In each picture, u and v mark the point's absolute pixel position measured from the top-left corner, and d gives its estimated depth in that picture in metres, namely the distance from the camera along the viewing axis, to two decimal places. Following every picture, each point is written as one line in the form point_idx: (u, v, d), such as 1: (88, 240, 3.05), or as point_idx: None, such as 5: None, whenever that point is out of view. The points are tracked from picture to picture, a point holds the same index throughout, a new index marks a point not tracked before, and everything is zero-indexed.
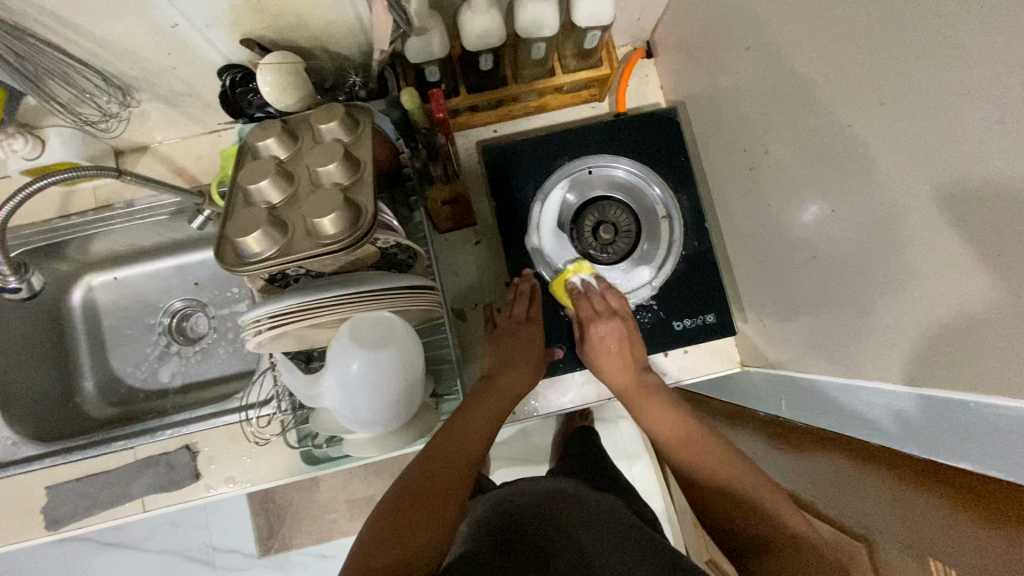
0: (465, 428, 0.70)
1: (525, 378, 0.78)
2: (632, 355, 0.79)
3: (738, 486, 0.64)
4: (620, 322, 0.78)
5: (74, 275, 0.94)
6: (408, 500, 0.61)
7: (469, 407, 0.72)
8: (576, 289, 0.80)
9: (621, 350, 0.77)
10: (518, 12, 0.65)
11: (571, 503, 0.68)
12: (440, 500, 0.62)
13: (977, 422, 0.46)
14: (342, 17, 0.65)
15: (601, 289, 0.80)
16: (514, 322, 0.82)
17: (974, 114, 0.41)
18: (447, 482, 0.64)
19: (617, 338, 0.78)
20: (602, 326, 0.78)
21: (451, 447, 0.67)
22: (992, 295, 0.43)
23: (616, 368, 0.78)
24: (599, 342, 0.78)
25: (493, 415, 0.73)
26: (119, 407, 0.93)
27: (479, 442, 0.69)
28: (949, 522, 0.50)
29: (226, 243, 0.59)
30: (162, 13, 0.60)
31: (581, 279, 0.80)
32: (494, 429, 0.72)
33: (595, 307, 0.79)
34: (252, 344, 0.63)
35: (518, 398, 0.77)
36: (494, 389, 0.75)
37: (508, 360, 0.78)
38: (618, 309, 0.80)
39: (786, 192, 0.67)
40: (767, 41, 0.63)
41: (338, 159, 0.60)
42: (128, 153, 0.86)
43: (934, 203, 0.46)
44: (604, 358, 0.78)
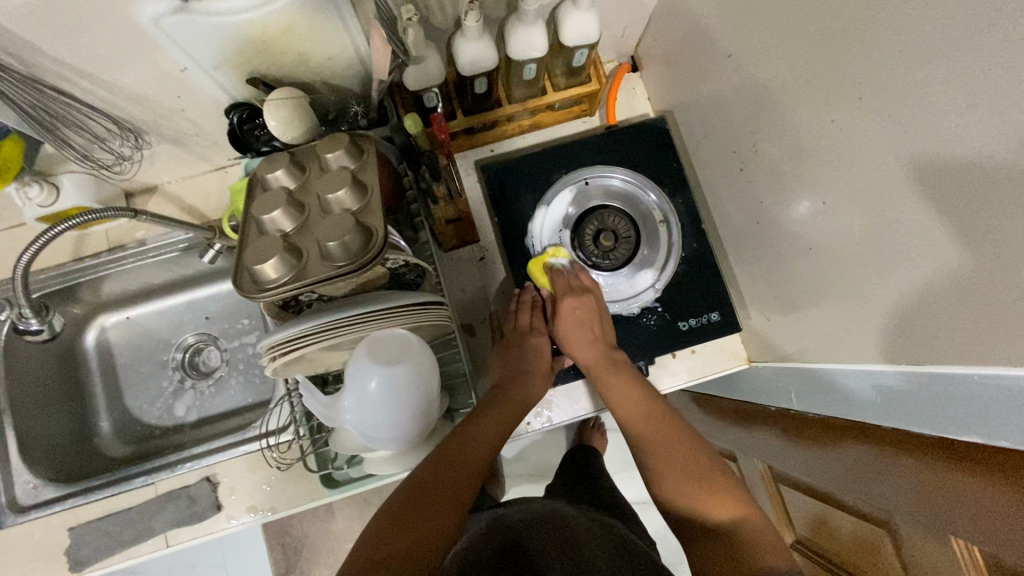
0: (475, 436, 0.70)
1: (534, 387, 0.79)
2: (601, 333, 0.82)
3: (695, 466, 0.70)
4: (594, 299, 0.83)
5: (87, 317, 0.96)
6: (413, 499, 0.61)
7: (480, 416, 0.73)
8: (557, 268, 0.85)
9: (593, 324, 0.82)
10: (509, 37, 0.69)
11: (569, 528, 0.69)
12: (447, 504, 0.62)
13: (981, 396, 0.48)
14: (342, 52, 0.68)
15: (577, 271, 0.85)
16: (520, 331, 0.83)
17: (947, 101, 0.44)
18: (454, 484, 0.64)
19: (588, 313, 0.81)
20: (574, 301, 0.82)
21: (462, 453, 0.68)
22: (981, 273, 0.45)
23: (582, 343, 0.81)
24: (569, 315, 0.81)
25: (503, 419, 0.74)
26: (136, 445, 0.94)
27: (487, 448, 0.70)
28: (969, 501, 0.51)
29: (243, 270, 0.61)
30: (171, 57, 0.63)
31: (563, 263, 0.85)
32: (503, 435, 0.73)
33: (570, 285, 0.83)
34: (269, 370, 0.65)
35: (528, 405, 0.78)
36: (504, 398, 0.76)
37: (517, 370, 0.80)
38: (590, 287, 0.84)
39: (776, 188, 0.70)
40: (746, 49, 0.67)
41: (346, 185, 0.62)
42: (138, 194, 0.89)
43: (917, 186, 0.49)
44: (574, 331, 0.82)
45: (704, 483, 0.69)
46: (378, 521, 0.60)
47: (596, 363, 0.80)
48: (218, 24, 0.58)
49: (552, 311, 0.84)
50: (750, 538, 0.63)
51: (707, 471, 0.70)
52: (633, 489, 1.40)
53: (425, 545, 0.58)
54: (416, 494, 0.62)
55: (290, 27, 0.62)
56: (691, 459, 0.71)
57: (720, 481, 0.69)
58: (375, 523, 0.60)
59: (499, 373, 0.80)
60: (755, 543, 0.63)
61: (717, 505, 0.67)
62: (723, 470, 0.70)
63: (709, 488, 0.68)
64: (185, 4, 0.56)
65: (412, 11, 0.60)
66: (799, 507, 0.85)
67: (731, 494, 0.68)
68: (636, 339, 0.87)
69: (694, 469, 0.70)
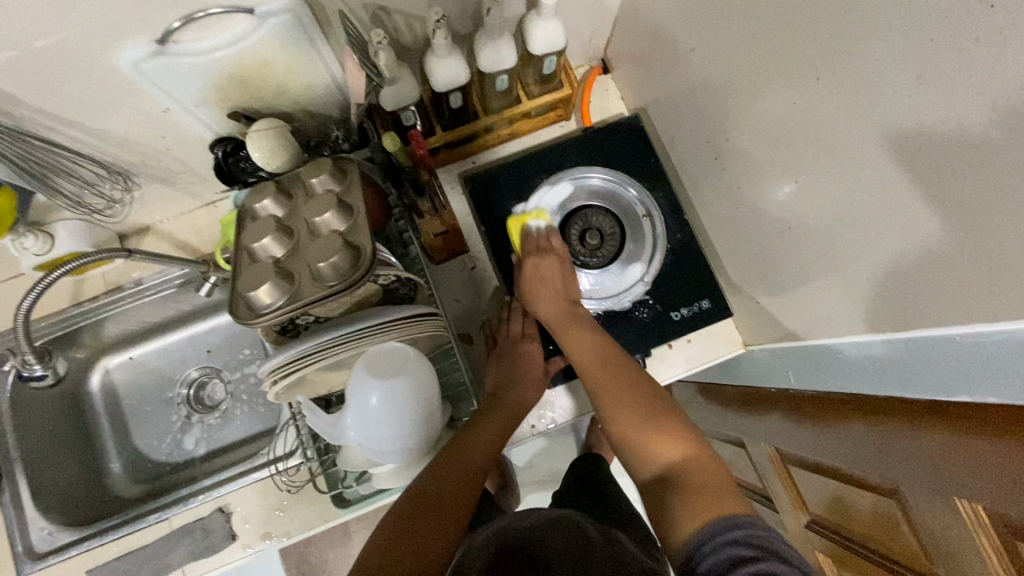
0: (472, 443, 0.72)
1: (530, 390, 0.81)
2: (564, 290, 0.84)
3: (644, 406, 0.69)
4: (558, 260, 0.84)
5: (91, 360, 0.97)
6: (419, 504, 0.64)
7: (478, 424, 0.75)
8: (529, 232, 0.86)
9: (555, 282, 0.83)
10: (477, 52, 0.71)
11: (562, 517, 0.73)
12: (451, 510, 0.64)
13: (964, 353, 0.49)
14: (318, 80, 0.71)
15: (550, 233, 0.86)
16: (513, 339, 0.85)
17: (897, 73, 0.46)
18: (458, 492, 0.66)
19: (552, 271, 0.83)
20: (540, 259, 0.83)
21: (461, 461, 0.69)
22: (950, 236, 0.46)
23: (544, 300, 0.82)
24: (533, 273, 0.82)
25: (503, 426, 0.75)
26: (147, 483, 0.95)
27: (487, 454, 0.72)
28: (977, 458, 0.51)
29: (238, 298, 0.62)
30: (153, 100, 0.65)
31: (538, 225, 0.86)
32: (500, 440, 0.74)
33: (540, 246, 0.84)
34: (271, 394, 0.66)
35: (524, 412, 0.79)
36: (502, 406, 0.77)
37: (514, 376, 0.81)
38: (560, 250, 0.85)
39: (752, 173, 0.72)
40: (707, 43, 0.69)
41: (332, 208, 0.64)
42: (132, 236, 0.90)
43: (885, 155, 0.50)
44: (536, 288, 0.82)
45: (650, 423, 0.67)
46: (386, 527, 0.61)
47: (559, 319, 0.82)
48: (198, 63, 0.61)
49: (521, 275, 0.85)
50: (692, 471, 0.61)
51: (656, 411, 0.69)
52: None
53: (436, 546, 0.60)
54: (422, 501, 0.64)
55: (267, 60, 0.64)
56: (641, 400, 0.70)
57: (668, 423, 0.67)
58: (384, 529, 0.62)
59: (496, 378, 0.81)
60: (696, 475, 0.60)
61: (660, 444, 0.65)
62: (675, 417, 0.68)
63: (655, 428, 0.67)
64: (163, 47, 0.58)
65: (381, 34, 0.62)
66: (810, 485, 0.86)
67: (675, 437, 0.65)
68: (631, 333, 0.88)
69: (641, 410, 0.69)
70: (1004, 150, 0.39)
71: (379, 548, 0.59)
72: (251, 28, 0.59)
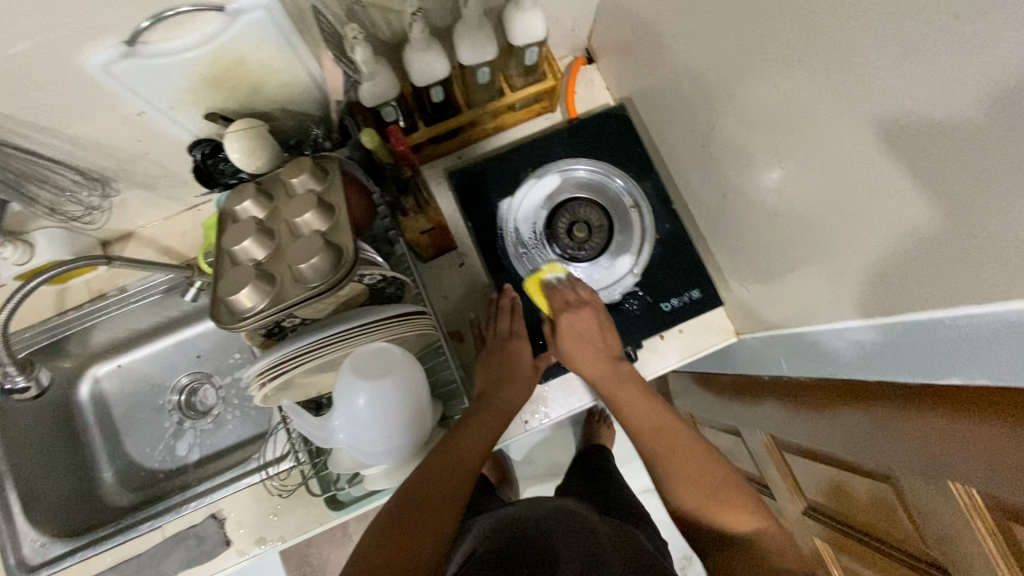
0: (464, 446, 0.71)
1: (520, 386, 0.80)
2: (603, 344, 0.82)
3: (709, 479, 0.76)
4: (593, 312, 0.82)
5: (79, 369, 0.96)
6: (410, 502, 0.64)
7: (470, 424, 0.74)
8: (552, 285, 0.85)
9: (594, 339, 0.81)
10: (457, 44, 0.69)
11: (575, 513, 0.74)
12: (441, 510, 0.64)
13: (957, 336, 0.49)
14: (295, 78, 0.69)
15: (574, 284, 0.85)
16: (502, 337, 0.83)
17: (879, 53, 0.45)
18: (451, 496, 0.66)
19: (589, 325, 0.81)
20: (574, 314, 0.81)
21: (452, 464, 0.69)
22: (937, 217, 0.46)
23: (585, 357, 0.81)
24: (570, 331, 0.81)
25: (492, 428, 0.75)
26: (141, 491, 0.95)
27: (477, 455, 0.71)
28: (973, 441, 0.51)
29: (219, 303, 0.61)
30: (127, 103, 0.64)
31: (558, 277, 0.86)
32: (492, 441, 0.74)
33: (567, 299, 0.83)
34: (259, 397, 0.66)
35: (514, 411, 0.78)
36: (490, 403, 0.76)
37: (504, 373, 0.80)
38: (589, 299, 0.84)
39: (739, 160, 0.71)
40: (690, 30, 0.68)
41: (312, 208, 0.63)
42: (114, 242, 0.89)
43: (871, 137, 0.49)
44: (576, 347, 0.81)
45: (722, 499, 0.75)
46: (379, 524, 0.63)
47: (605, 380, 0.81)
48: (169, 64, 0.59)
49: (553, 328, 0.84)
50: (768, 546, 0.73)
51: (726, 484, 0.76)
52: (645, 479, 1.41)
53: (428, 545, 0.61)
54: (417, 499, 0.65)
55: (241, 58, 0.63)
56: (721, 482, 0.76)
57: (731, 497, 0.75)
58: (377, 526, 0.63)
59: (487, 375, 0.80)
60: (768, 548, 0.72)
61: (733, 518, 0.75)
62: (734, 487, 0.76)
63: (723, 503, 0.75)
64: (132, 48, 0.57)
65: (356, 29, 0.61)
66: (806, 471, 0.86)
67: (745, 511, 0.75)
68: (622, 326, 0.88)
69: (711, 486, 0.75)
70: (989, 130, 0.39)
71: (374, 551, 0.60)
72: (224, 27, 0.58)
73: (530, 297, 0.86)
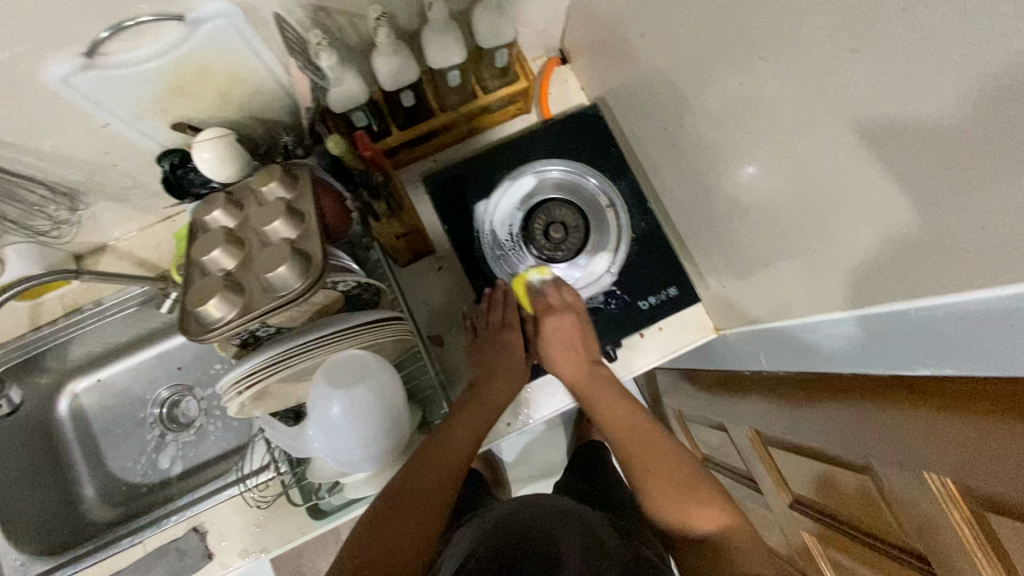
0: (453, 438, 0.72)
1: (512, 376, 0.82)
2: (583, 349, 0.84)
3: (673, 473, 0.74)
4: (575, 315, 0.84)
5: (58, 385, 0.95)
6: (396, 500, 0.65)
7: (456, 418, 0.75)
8: (536, 289, 0.87)
9: (575, 342, 0.83)
10: (424, 47, 0.69)
11: (577, 514, 0.73)
12: (427, 504, 0.65)
13: (925, 326, 0.49)
14: (262, 85, 0.69)
15: (559, 286, 0.86)
16: (492, 328, 0.85)
17: (835, 47, 0.46)
18: (438, 489, 0.67)
19: (570, 329, 0.83)
20: (556, 318, 0.84)
21: (439, 456, 0.70)
22: (900, 206, 0.46)
23: (565, 361, 0.83)
24: (552, 335, 0.84)
25: (482, 419, 0.76)
26: (124, 506, 0.94)
27: (466, 446, 0.72)
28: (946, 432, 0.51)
29: (189, 314, 0.61)
30: (91, 115, 0.63)
31: (541, 280, 0.87)
32: (478, 435, 0.74)
33: (549, 302, 0.85)
34: (234, 408, 0.65)
35: (505, 402, 0.80)
36: (480, 393, 0.78)
37: (497, 363, 0.82)
38: (573, 303, 0.86)
39: (711, 156, 0.71)
40: (656, 27, 0.68)
41: (281, 215, 0.62)
42: (88, 255, 0.88)
43: (834, 129, 0.50)
44: (555, 350, 0.84)
45: (681, 491, 0.72)
46: (366, 522, 0.63)
47: (582, 381, 0.83)
48: (131, 75, 0.59)
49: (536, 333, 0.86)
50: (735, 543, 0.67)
51: (683, 474, 0.74)
52: None
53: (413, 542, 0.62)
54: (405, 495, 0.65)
55: (205, 66, 0.62)
56: (672, 469, 0.74)
57: (698, 491, 0.72)
58: (364, 522, 0.64)
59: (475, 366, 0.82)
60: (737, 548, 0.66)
61: (694, 513, 0.70)
62: (696, 479, 0.73)
63: (687, 497, 0.71)
64: (92, 60, 0.56)
65: (319, 35, 0.60)
66: (791, 464, 0.86)
67: (706, 504, 0.71)
68: (601, 325, 0.88)
69: (675, 478, 0.73)
70: (944, 119, 0.39)
71: (364, 545, 0.61)
72: (185, 36, 0.58)
73: (518, 302, 0.89)
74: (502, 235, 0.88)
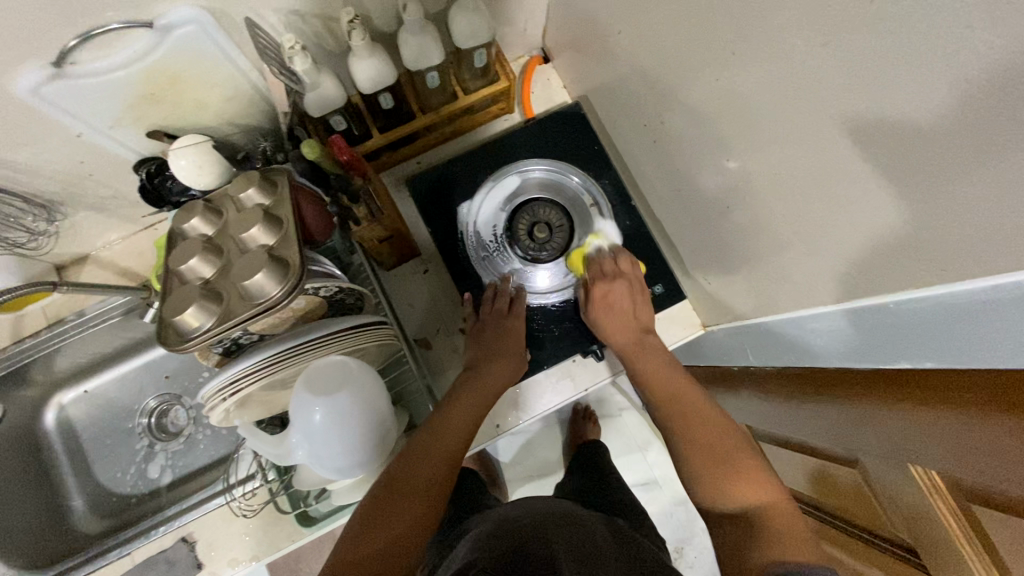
0: (448, 426, 0.71)
1: (510, 363, 0.81)
2: (634, 317, 0.83)
3: (714, 441, 0.70)
4: (628, 284, 0.83)
5: (43, 397, 0.94)
6: (389, 491, 0.64)
7: (452, 405, 0.73)
8: (592, 257, 0.86)
9: (625, 309, 0.82)
10: (400, 48, 0.69)
11: (576, 518, 0.74)
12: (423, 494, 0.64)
13: (900, 319, 0.49)
14: (238, 91, 0.68)
15: (615, 254, 0.86)
16: (498, 312, 0.84)
17: (805, 42, 0.45)
18: (433, 481, 0.66)
19: (624, 296, 0.82)
20: (612, 284, 0.83)
21: (433, 444, 0.68)
22: (875, 200, 0.46)
23: (614, 326, 0.82)
24: (603, 299, 0.82)
25: (479, 407, 0.75)
26: (113, 518, 0.94)
27: (461, 434, 0.71)
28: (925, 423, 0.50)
29: (167, 324, 0.60)
30: (63, 126, 0.63)
31: (598, 247, 0.87)
32: (472, 424, 0.73)
33: (606, 269, 0.84)
34: (216, 417, 0.65)
35: (504, 387, 0.79)
36: (481, 382, 0.77)
37: (495, 351, 0.80)
38: (628, 271, 0.85)
39: (691, 152, 0.71)
40: (633, 23, 0.68)
41: (258, 221, 0.62)
42: (69, 266, 0.87)
43: (807, 125, 0.49)
44: (606, 315, 0.82)
45: (722, 465, 0.67)
46: (355, 517, 0.63)
47: (629, 348, 0.81)
48: (101, 84, 0.58)
49: (585, 297, 0.85)
50: (777, 517, 0.61)
51: (730, 451, 0.69)
52: (635, 473, 1.41)
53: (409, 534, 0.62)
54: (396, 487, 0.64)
55: (178, 74, 0.62)
56: (715, 441, 0.70)
57: (738, 465, 0.67)
58: (354, 518, 0.63)
59: (475, 351, 0.81)
60: (777, 527, 0.59)
61: (736, 483, 0.65)
62: (746, 453, 0.68)
63: (726, 470, 0.67)
64: (61, 70, 0.55)
65: (292, 39, 0.60)
66: (783, 458, 0.86)
67: (756, 479, 0.65)
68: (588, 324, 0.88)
69: (717, 445, 0.69)
70: (910, 112, 0.39)
71: (362, 537, 0.60)
72: (155, 43, 0.57)
73: (570, 268, 0.88)
74: (486, 237, 0.88)
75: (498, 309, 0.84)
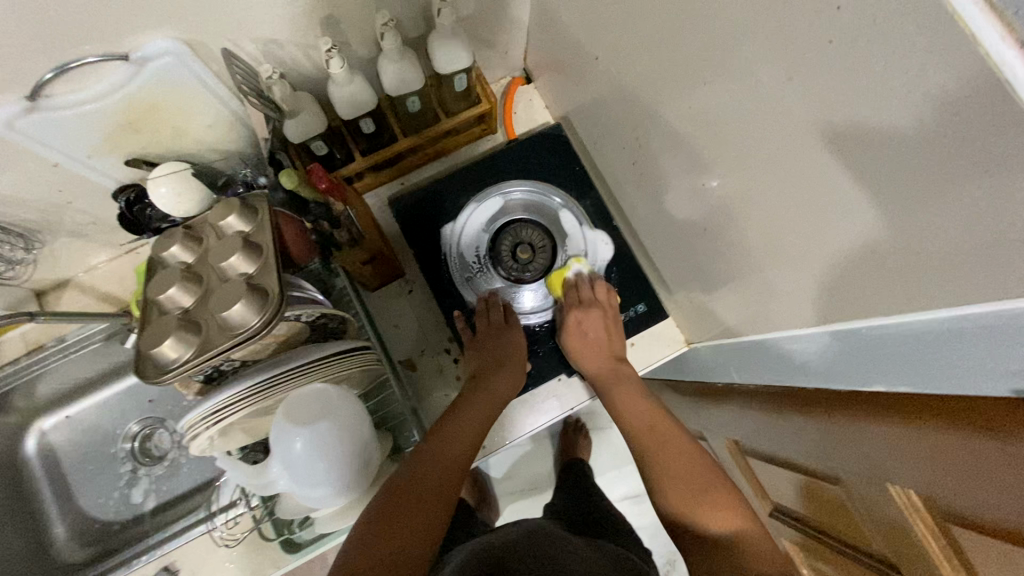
0: (445, 441, 0.70)
1: (508, 375, 0.81)
2: (610, 345, 0.84)
3: (694, 472, 0.68)
4: (602, 312, 0.84)
5: (23, 425, 0.93)
6: (391, 505, 0.62)
7: (447, 422, 0.73)
8: (572, 281, 0.87)
9: (599, 338, 0.83)
10: (380, 76, 0.69)
11: (558, 540, 0.74)
12: (427, 505, 0.63)
13: (873, 343, 0.49)
14: (218, 118, 0.69)
15: (592, 280, 0.87)
16: (494, 327, 0.84)
17: (771, 76, 0.47)
18: (437, 491, 0.65)
19: (595, 326, 0.83)
20: (585, 312, 0.84)
21: (435, 457, 0.68)
22: (842, 229, 0.47)
23: (588, 354, 0.83)
24: (575, 326, 0.84)
25: (476, 425, 0.74)
26: (94, 546, 0.92)
27: (465, 445, 0.71)
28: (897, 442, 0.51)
29: (145, 356, 0.60)
30: (40, 156, 0.63)
31: (579, 271, 0.88)
32: (477, 433, 0.73)
33: (581, 297, 0.85)
34: (196, 447, 0.64)
35: (497, 407, 0.78)
36: (480, 394, 0.77)
37: (495, 360, 0.81)
38: (604, 298, 0.86)
39: (669, 174, 0.72)
40: (610, 48, 0.69)
41: (238, 250, 0.62)
42: (50, 292, 0.86)
43: (776, 155, 0.51)
44: (580, 342, 0.83)
45: (704, 495, 0.66)
46: (356, 533, 0.60)
47: (606, 376, 0.81)
48: (78, 115, 0.58)
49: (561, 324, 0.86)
50: (751, 548, 0.61)
51: (707, 479, 0.68)
52: (625, 486, 1.41)
53: (414, 547, 0.59)
54: (398, 497, 0.63)
55: (157, 103, 0.62)
56: (691, 471, 0.68)
57: (712, 493, 0.66)
58: (354, 534, 0.60)
59: (476, 361, 0.81)
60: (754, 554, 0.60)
61: (713, 515, 0.64)
62: (717, 479, 0.68)
63: (703, 499, 0.65)
64: (35, 103, 0.55)
65: (272, 70, 0.61)
66: (766, 473, 0.87)
67: (731, 508, 0.64)
68: None
69: (690, 473, 0.68)
70: (870, 149, 0.40)
71: (366, 551, 0.57)
72: (132, 75, 0.57)
73: (551, 292, 0.89)
74: (469, 257, 0.89)
75: (493, 324, 0.84)
